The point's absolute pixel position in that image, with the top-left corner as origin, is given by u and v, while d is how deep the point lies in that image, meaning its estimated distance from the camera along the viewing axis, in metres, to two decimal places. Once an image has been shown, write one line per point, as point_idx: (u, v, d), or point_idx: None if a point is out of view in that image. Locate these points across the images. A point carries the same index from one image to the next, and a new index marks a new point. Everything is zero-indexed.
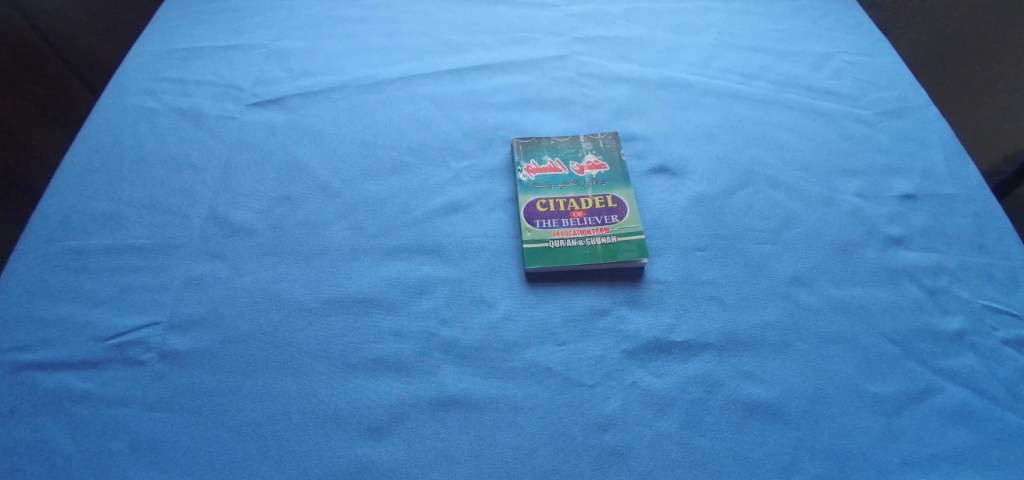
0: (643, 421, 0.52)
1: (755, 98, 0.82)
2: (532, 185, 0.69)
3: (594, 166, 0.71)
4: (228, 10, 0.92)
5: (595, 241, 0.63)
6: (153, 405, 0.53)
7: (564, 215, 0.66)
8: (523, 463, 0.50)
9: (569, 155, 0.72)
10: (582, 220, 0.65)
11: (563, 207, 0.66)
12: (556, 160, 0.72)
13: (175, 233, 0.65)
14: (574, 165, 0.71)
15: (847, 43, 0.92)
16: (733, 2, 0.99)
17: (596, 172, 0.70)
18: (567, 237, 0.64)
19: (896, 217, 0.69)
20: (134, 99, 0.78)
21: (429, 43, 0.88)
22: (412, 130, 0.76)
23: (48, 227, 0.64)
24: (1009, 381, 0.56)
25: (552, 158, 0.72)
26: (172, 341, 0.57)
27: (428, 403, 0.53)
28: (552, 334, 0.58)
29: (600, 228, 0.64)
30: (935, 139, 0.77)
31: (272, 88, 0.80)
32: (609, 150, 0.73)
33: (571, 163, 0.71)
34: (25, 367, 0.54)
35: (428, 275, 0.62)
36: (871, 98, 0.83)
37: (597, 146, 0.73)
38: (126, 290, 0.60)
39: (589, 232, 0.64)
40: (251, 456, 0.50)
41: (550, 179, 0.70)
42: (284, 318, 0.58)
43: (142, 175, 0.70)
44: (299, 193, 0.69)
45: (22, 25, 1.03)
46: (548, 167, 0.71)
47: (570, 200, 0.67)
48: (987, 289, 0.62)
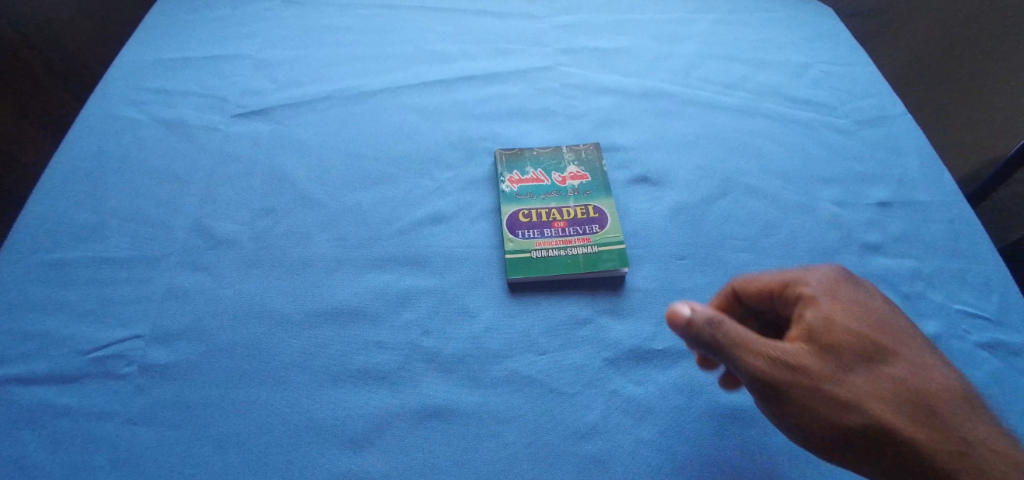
0: (624, 430, 0.53)
1: (736, 107, 0.84)
2: (515, 195, 0.70)
3: (576, 176, 0.72)
4: (213, 20, 0.92)
5: (577, 251, 0.64)
6: (134, 418, 0.52)
7: (546, 225, 0.66)
8: (506, 472, 0.50)
9: (551, 165, 0.73)
10: (564, 230, 0.66)
11: (546, 217, 0.67)
12: (538, 171, 0.72)
13: (158, 244, 0.64)
14: (556, 176, 0.72)
15: (824, 53, 0.94)
16: (715, 12, 1.00)
17: (578, 182, 0.71)
18: (549, 247, 0.64)
19: (873, 224, 0.70)
20: (117, 110, 0.78)
21: (414, 53, 0.88)
22: (397, 140, 0.77)
23: (28, 239, 0.64)
24: (982, 384, 0.57)
25: (534, 168, 0.73)
26: (154, 354, 0.56)
27: (411, 414, 0.53)
28: (535, 344, 0.58)
29: (582, 238, 0.65)
30: (910, 147, 0.79)
31: (257, 99, 0.80)
32: (591, 161, 0.74)
33: (553, 173, 0.72)
34: (2, 382, 0.54)
35: (412, 285, 0.62)
36: (849, 107, 0.85)
37: (580, 156, 0.74)
38: (108, 302, 0.60)
39: (570, 242, 0.65)
40: (233, 469, 0.50)
41: (533, 189, 0.70)
42: (267, 329, 0.58)
43: (124, 186, 0.70)
44: (284, 203, 0.69)
45: (18, 40, 1.04)
46: (530, 178, 0.72)
47: (552, 211, 0.68)
48: (961, 294, 0.64)
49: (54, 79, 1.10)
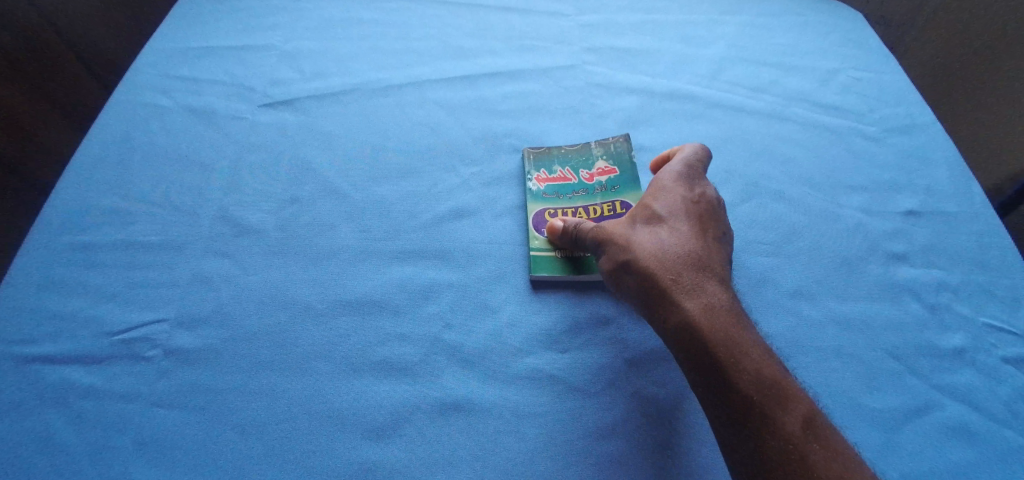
0: (644, 432, 0.53)
1: (761, 111, 0.83)
2: (542, 194, 0.70)
3: (604, 170, 0.71)
4: (240, 10, 0.93)
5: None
6: (158, 401, 0.53)
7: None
8: (525, 469, 0.50)
9: (580, 163, 0.72)
10: None
11: (572, 215, 0.67)
12: (566, 169, 0.72)
13: (183, 230, 0.65)
14: (584, 173, 0.71)
15: (853, 59, 0.92)
16: (742, 15, 0.99)
17: (606, 177, 0.70)
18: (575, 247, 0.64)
19: (899, 233, 0.70)
20: (146, 96, 0.79)
21: (439, 48, 0.88)
22: (421, 134, 0.77)
23: (57, 220, 0.65)
24: (1008, 399, 0.56)
25: (562, 167, 0.72)
26: (178, 338, 0.57)
27: (432, 407, 0.53)
28: (555, 342, 0.58)
29: None
30: (939, 157, 0.78)
31: (283, 90, 0.81)
32: (619, 154, 0.73)
33: (581, 171, 0.71)
34: (30, 360, 0.54)
35: (434, 279, 0.62)
36: (877, 114, 0.84)
37: (608, 150, 0.73)
38: (134, 286, 0.60)
39: None
40: (255, 455, 0.50)
41: (560, 188, 0.70)
42: (290, 318, 0.59)
43: (151, 171, 0.70)
44: (307, 194, 0.69)
45: (39, 21, 1.01)
46: (558, 176, 0.71)
47: (579, 210, 0.67)
48: (988, 308, 0.63)
49: (82, 68, 1.10)
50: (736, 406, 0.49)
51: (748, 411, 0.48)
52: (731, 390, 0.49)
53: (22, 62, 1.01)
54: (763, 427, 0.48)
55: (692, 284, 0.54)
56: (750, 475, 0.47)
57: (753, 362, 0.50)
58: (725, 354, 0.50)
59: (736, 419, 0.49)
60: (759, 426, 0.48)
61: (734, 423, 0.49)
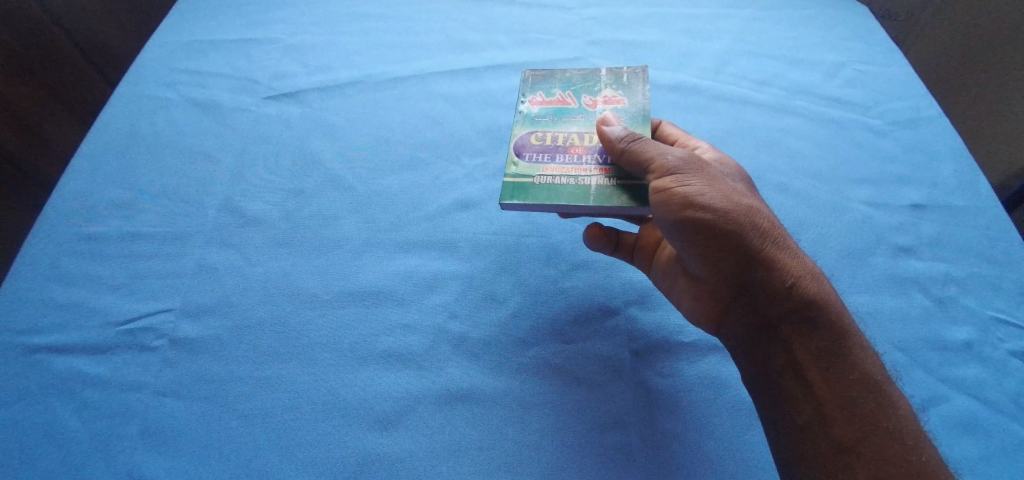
0: (650, 421, 0.53)
1: (766, 104, 0.83)
2: (533, 117, 0.64)
3: (612, 99, 0.65)
4: (245, 3, 0.93)
5: (590, 180, 0.57)
6: (163, 391, 0.53)
7: (560, 151, 0.60)
8: (530, 460, 0.50)
9: (584, 89, 0.66)
10: (580, 157, 0.59)
11: (561, 142, 0.61)
12: (567, 94, 0.66)
13: (189, 221, 0.65)
14: (586, 99, 0.65)
15: (859, 52, 0.92)
16: (747, 9, 0.99)
17: (610, 106, 0.64)
18: (558, 174, 0.58)
19: (906, 226, 0.69)
20: (151, 89, 0.79)
21: (443, 42, 0.88)
22: (425, 127, 0.77)
23: (63, 212, 0.65)
24: (1015, 392, 0.56)
25: (563, 91, 0.66)
26: (183, 328, 0.57)
27: (437, 397, 0.53)
28: (561, 332, 0.58)
29: (599, 167, 0.58)
30: (945, 150, 0.78)
31: (288, 83, 0.81)
32: (631, 86, 0.66)
33: (583, 96, 0.65)
34: (36, 350, 0.55)
35: (439, 270, 0.62)
36: (883, 108, 0.83)
37: (619, 79, 0.67)
38: (139, 277, 0.60)
39: (584, 171, 0.58)
40: (261, 445, 0.51)
41: (554, 111, 0.64)
42: (295, 309, 0.59)
43: (156, 164, 0.70)
44: (312, 186, 0.69)
45: (41, 15, 0.99)
46: (555, 100, 0.66)
47: (571, 136, 0.61)
48: (995, 301, 0.62)
49: (84, 62, 1.08)
50: (850, 374, 0.49)
51: (865, 380, 0.48)
52: (843, 357, 0.49)
53: (25, 57, 0.99)
54: (865, 398, 0.48)
55: (790, 250, 0.53)
56: (870, 439, 0.46)
57: (860, 337, 0.51)
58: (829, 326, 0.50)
59: (851, 395, 0.48)
60: (879, 395, 0.48)
61: (826, 392, 0.49)
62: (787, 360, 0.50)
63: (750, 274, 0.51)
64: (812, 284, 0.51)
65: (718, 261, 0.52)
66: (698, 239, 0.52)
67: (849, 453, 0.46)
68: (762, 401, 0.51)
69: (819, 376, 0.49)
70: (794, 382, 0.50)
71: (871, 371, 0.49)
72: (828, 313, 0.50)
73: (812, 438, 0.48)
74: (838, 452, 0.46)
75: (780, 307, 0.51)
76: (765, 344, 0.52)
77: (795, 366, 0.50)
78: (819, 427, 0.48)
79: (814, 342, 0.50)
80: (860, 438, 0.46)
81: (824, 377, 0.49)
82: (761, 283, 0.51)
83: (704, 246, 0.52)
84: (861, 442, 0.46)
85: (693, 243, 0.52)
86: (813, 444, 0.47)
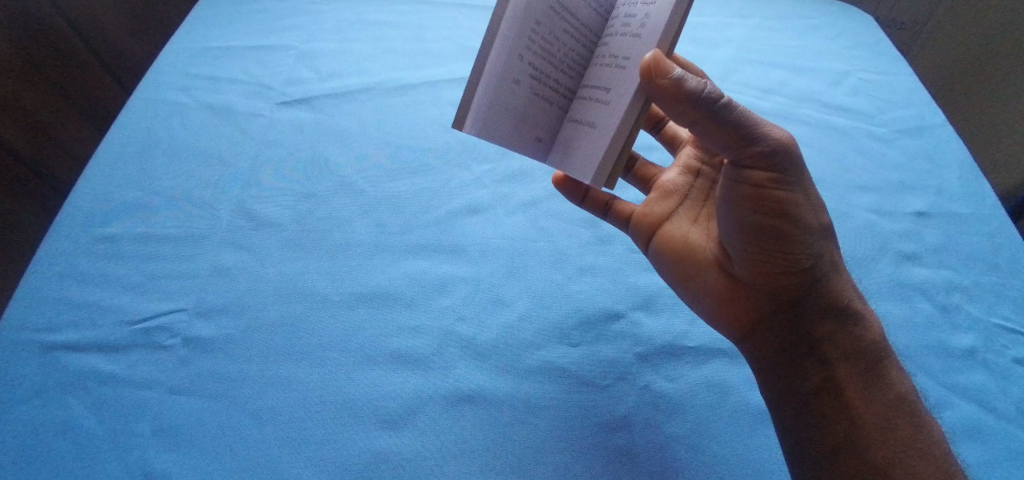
0: (655, 423, 0.54)
1: (771, 112, 0.84)
2: None
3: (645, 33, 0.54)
4: (258, 11, 0.95)
5: None
6: (176, 389, 0.54)
7: None
8: (536, 461, 0.51)
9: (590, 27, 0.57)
10: None
11: None
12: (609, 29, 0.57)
13: (202, 223, 0.67)
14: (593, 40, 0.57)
15: (864, 61, 0.93)
16: (753, 18, 1.00)
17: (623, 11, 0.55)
18: None
19: (910, 233, 0.70)
20: (166, 94, 0.81)
21: (453, 49, 0.90)
22: (435, 133, 0.78)
23: (80, 214, 0.66)
24: (1020, 399, 0.56)
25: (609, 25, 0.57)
26: (196, 327, 0.58)
27: (446, 397, 0.54)
28: (566, 335, 0.59)
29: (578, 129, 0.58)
30: (950, 158, 0.78)
31: (301, 88, 0.83)
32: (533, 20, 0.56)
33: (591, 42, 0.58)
34: (53, 348, 0.56)
35: (448, 274, 0.63)
36: (888, 116, 0.84)
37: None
38: (154, 277, 0.62)
39: None
40: (271, 443, 0.51)
41: None
42: (306, 310, 0.60)
43: (171, 166, 0.72)
44: (324, 190, 0.71)
45: (56, 19, 1.00)
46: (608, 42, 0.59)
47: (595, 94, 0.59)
48: (999, 308, 0.63)
49: (99, 66, 1.10)
50: (889, 397, 0.48)
51: (902, 405, 0.48)
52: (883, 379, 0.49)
53: (38, 58, 0.99)
54: (903, 421, 0.47)
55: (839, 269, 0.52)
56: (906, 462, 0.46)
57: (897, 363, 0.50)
58: (874, 348, 0.50)
59: (889, 416, 0.48)
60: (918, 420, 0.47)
61: (867, 414, 0.48)
62: (826, 378, 0.50)
63: (808, 284, 0.51)
64: (860, 304, 0.52)
65: (786, 271, 0.51)
66: (773, 248, 0.50)
67: (881, 474, 0.46)
68: (794, 417, 0.50)
69: (861, 397, 0.48)
70: (831, 401, 0.49)
71: (907, 396, 0.49)
72: (868, 333, 0.51)
73: (844, 459, 0.47)
74: (870, 475, 0.46)
75: (828, 324, 0.51)
76: (806, 360, 0.51)
77: (834, 385, 0.49)
78: (853, 447, 0.47)
79: (857, 363, 0.50)
80: (897, 460, 0.46)
81: (865, 400, 0.48)
82: (813, 296, 0.51)
83: (778, 257, 0.50)
84: (896, 465, 0.46)
85: (765, 247, 0.51)
86: (843, 463, 0.47)
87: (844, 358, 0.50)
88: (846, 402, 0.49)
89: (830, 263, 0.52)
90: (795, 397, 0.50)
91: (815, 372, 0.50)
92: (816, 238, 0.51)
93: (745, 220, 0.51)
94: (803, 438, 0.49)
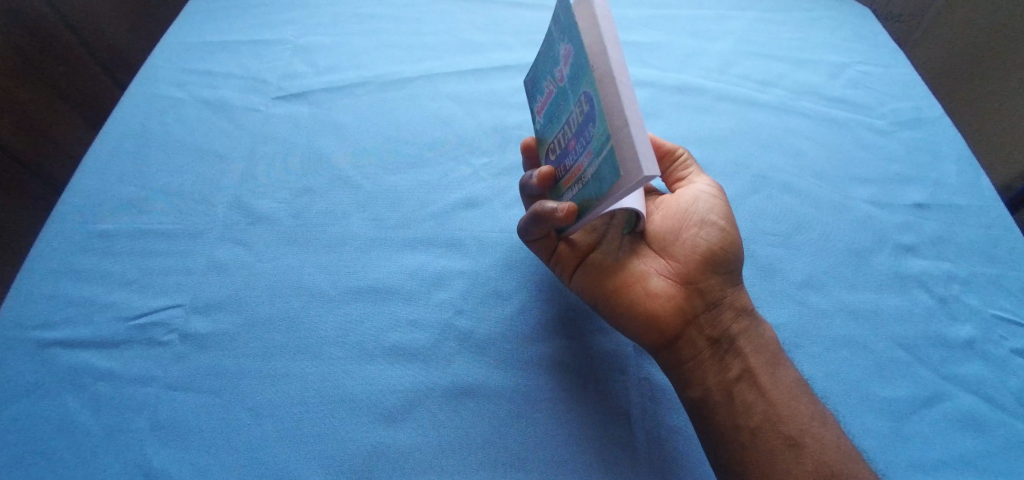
0: (653, 416, 0.54)
1: (769, 105, 0.83)
2: (544, 129, 0.62)
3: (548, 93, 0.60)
4: (253, 5, 0.94)
5: (584, 177, 0.52)
6: (174, 385, 0.54)
7: (563, 157, 0.57)
8: (536, 454, 0.51)
9: (552, 65, 0.57)
10: (573, 152, 0.54)
11: (562, 145, 0.57)
12: (550, 84, 0.58)
13: (199, 219, 0.66)
14: (558, 77, 0.56)
15: (862, 53, 0.93)
16: (751, 11, 1.00)
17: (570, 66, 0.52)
18: (570, 185, 0.56)
19: (908, 225, 0.70)
20: (161, 89, 0.80)
21: (451, 43, 0.89)
22: (433, 127, 0.77)
23: (76, 210, 0.66)
24: (1017, 390, 0.56)
25: (547, 84, 0.59)
26: (194, 323, 0.58)
27: (444, 391, 0.54)
28: (565, 329, 0.59)
29: (585, 153, 0.51)
30: (949, 150, 0.78)
31: (297, 83, 0.82)
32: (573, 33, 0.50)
33: (556, 79, 0.56)
34: (49, 344, 0.55)
35: (447, 267, 0.63)
36: (886, 108, 0.84)
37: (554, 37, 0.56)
38: (151, 272, 0.61)
39: (579, 166, 0.53)
40: (270, 438, 0.51)
41: (550, 112, 0.60)
42: (305, 305, 0.60)
43: (167, 162, 0.71)
44: (321, 185, 0.70)
45: (51, 18, 1.00)
46: (547, 96, 0.60)
47: (565, 130, 0.56)
48: (998, 299, 0.63)
49: (95, 63, 1.09)
50: (791, 383, 0.53)
51: (801, 388, 0.53)
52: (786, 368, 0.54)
53: (33, 56, 0.99)
54: (806, 399, 0.52)
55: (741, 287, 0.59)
56: (809, 437, 0.49)
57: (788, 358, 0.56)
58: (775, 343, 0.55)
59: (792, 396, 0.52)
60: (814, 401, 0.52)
61: (777, 395, 0.52)
62: (742, 368, 0.53)
63: (730, 291, 0.57)
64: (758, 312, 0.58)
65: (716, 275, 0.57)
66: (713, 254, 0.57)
67: (795, 445, 0.49)
68: (719, 403, 0.51)
69: (770, 382, 0.52)
70: (748, 387, 0.52)
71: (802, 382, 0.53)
72: (768, 329, 0.56)
73: (763, 437, 0.49)
74: (788, 447, 0.49)
75: (741, 324, 0.56)
76: (725, 353, 0.54)
77: (749, 374, 0.53)
78: (772, 425, 0.50)
79: (766, 355, 0.54)
80: (806, 431, 0.50)
81: (775, 384, 0.52)
82: (731, 300, 0.56)
83: (714, 252, 0.57)
84: (806, 435, 0.49)
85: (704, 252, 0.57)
86: (766, 440, 0.49)
87: (752, 349, 0.54)
88: (761, 388, 0.52)
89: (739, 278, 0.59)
90: (719, 387, 0.52)
91: (732, 363, 0.53)
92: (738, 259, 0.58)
93: (686, 228, 0.59)
94: (724, 423, 0.51)
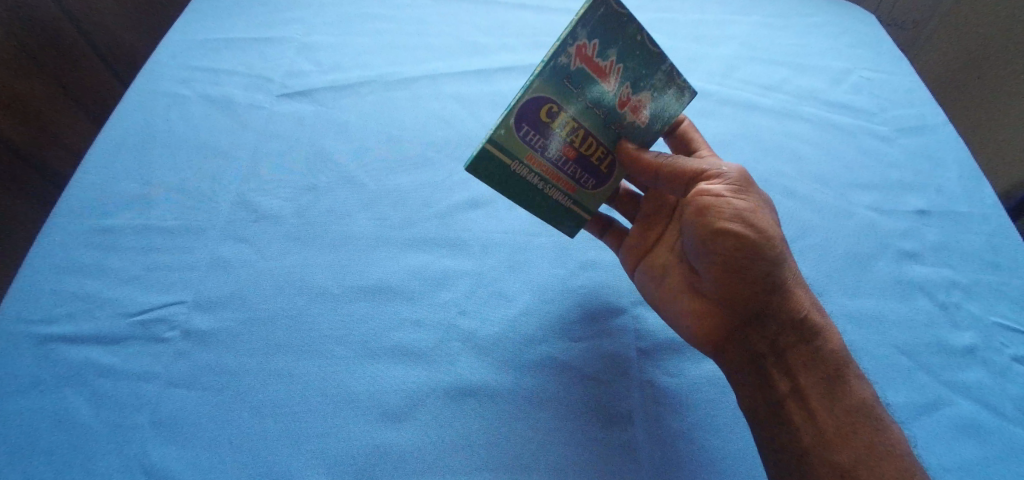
0: (658, 419, 0.54)
1: (773, 109, 0.84)
2: (564, 79, 0.52)
3: (601, 68, 0.52)
4: (258, 3, 0.94)
5: (553, 192, 0.60)
6: (176, 382, 0.54)
7: (557, 144, 0.56)
8: (537, 455, 0.51)
9: (635, 74, 0.53)
10: (566, 163, 0.58)
11: (564, 132, 0.56)
12: (614, 65, 0.52)
13: (203, 215, 0.66)
14: (624, 93, 0.55)
15: (865, 60, 0.93)
16: (755, 16, 1.00)
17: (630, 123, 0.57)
18: (534, 168, 0.57)
19: (910, 231, 0.70)
20: (165, 86, 0.80)
21: (455, 44, 0.89)
22: (436, 127, 0.78)
23: (79, 205, 0.66)
24: (1017, 396, 0.57)
25: (615, 59, 0.52)
26: (196, 320, 0.58)
27: (446, 391, 0.54)
28: (568, 330, 0.59)
29: (570, 185, 0.60)
30: (951, 158, 0.79)
31: (301, 81, 0.82)
32: (668, 103, 0.57)
33: (626, 88, 0.54)
34: (50, 340, 0.55)
35: (449, 267, 0.63)
36: (889, 115, 0.84)
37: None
38: (153, 269, 0.61)
39: (557, 180, 0.59)
40: (271, 436, 0.51)
41: (587, 84, 0.53)
42: (307, 303, 0.60)
43: (169, 158, 0.71)
44: (325, 183, 0.70)
45: (56, 14, 1.00)
46: (599, 68, 0.52)
47: (579, 132, 0.56)
48: (999, 306, 0.63)
49: (97, 60, 1.09)
50: (848, 400, 0.51)
51: (861, 407, 0.51)
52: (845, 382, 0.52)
53: (37, 52, 0.99)
54: (864, 424, 0.50)
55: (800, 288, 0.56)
56: (858, 460, 0.48)
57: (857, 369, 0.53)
58: (835, 356, 0.53)
59: (846, 416, 0.50)
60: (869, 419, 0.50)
61: (828, 418, 0.50)
62: (791, 384, 0.52)
63: (776, 299, 0.54)
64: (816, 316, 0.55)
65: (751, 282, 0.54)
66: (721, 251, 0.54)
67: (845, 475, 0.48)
68: (763, 420, 0.52)
69: (822, 402, 0.51)
70: (795, 405, 0.52)
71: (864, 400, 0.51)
72: (830, 342, 0.53)
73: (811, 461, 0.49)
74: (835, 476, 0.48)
75: (791, 336, 0.54)
76: (773, 370, 0.53)
77: (798, 392, 0.52)
78: (818, 450, 0.49)
79: (818, 370, 0.52)
80: (862, 461, 0.48)
81: (827, 407, 0.51)
82: (779, 308, 0.54)
83: (738, 257, 0.53)
84: (859, 465, 0.48)
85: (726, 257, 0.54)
86: (813, 468, 0.49)
87: (806, 363, 0.53)
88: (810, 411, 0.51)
89: (793, 279, 0.55)
90: (765, 403, 0.52)
91: (781, 378, 0.53)
92: (780, 257, 0.54)
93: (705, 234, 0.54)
94: (776, 439, 0.51)
